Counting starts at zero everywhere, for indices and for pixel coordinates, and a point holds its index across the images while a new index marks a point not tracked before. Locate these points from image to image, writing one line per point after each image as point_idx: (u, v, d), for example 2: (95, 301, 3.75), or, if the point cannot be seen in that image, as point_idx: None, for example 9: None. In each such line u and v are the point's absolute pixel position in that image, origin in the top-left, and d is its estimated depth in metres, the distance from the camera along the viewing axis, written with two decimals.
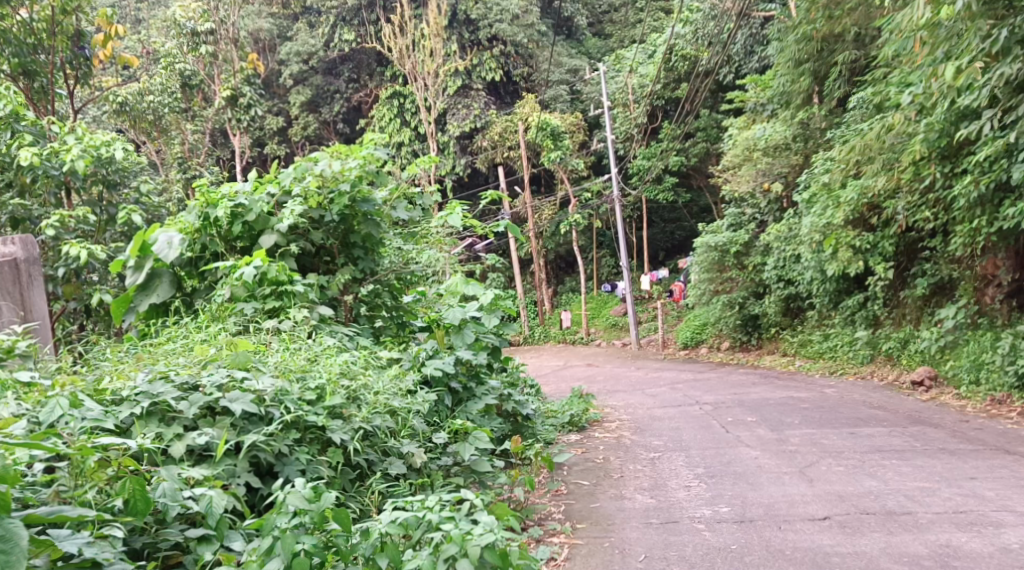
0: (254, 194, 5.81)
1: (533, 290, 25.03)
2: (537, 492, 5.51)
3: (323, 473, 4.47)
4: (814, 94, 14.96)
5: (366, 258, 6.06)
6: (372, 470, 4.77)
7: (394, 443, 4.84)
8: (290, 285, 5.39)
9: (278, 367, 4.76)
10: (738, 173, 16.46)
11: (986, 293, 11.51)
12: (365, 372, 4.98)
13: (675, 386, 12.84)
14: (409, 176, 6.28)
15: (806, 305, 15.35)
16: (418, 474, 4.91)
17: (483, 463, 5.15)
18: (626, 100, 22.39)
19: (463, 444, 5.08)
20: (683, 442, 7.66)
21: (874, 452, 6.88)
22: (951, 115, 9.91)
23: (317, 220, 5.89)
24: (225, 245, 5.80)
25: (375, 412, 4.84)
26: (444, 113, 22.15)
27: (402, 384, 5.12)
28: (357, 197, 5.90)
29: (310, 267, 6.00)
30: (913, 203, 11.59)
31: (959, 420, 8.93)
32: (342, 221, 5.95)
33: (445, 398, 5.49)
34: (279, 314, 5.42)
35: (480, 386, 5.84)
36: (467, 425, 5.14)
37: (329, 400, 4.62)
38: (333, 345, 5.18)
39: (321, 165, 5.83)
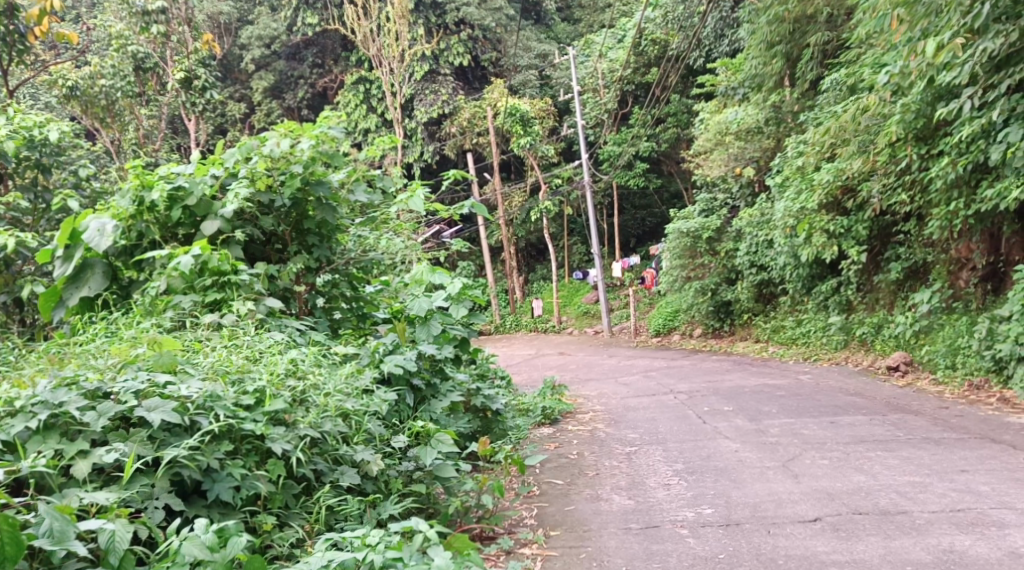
0: (195, 176, 5.43)
1: (503, 279, 24.72)
2: (506, 495, 5.21)
3: (260, 489, 4.15)
4: (787, 76, 14.72)
5: (322, 245, 5.69)
6: (322, 482, 4.44)
7: (347, 452, 4.49)
8: (232, 277, 5.05)
9: (212, 368, 4.41)
10: (710, 157, 16.22)
11: (960, 276, 11.38)
12: (316, 372, 4.65)
13: (648, 374, 12.60)
14: (367, 157, 5.92)
15: (779, 290, 15.14)
16: (373, 486, 4.58)
17: (448, 468, 4.77)
18: (596, 85, 22.07)
19: (425, 449, 4.72)
20: (659, 435, 7.39)
21: (857, 442, 6.63)
22: (928, 95, 9.65)
23: (266, 206, 5.52)
24: (164, 233, 5.40)
25: (326, 416, 4.48)
26: (411, 99, 21.74)
27: (357, 383, 4.74)
28: (310, 180, 5.50)
29: (259, 256, 5.64)
30: (889, 186, 11.28)
31: (939, 406, 8.73)
32: (295, 206, 5.57)
33: (407, 396, 5.14)
34: (221, 307, 5.06)
35: (445, 383, 5.50)
36: (430, 427, 4.80)
37: (270, 406, 4.28)
38: (278, 341, 4.84)
39: (270, 145, 5.43)
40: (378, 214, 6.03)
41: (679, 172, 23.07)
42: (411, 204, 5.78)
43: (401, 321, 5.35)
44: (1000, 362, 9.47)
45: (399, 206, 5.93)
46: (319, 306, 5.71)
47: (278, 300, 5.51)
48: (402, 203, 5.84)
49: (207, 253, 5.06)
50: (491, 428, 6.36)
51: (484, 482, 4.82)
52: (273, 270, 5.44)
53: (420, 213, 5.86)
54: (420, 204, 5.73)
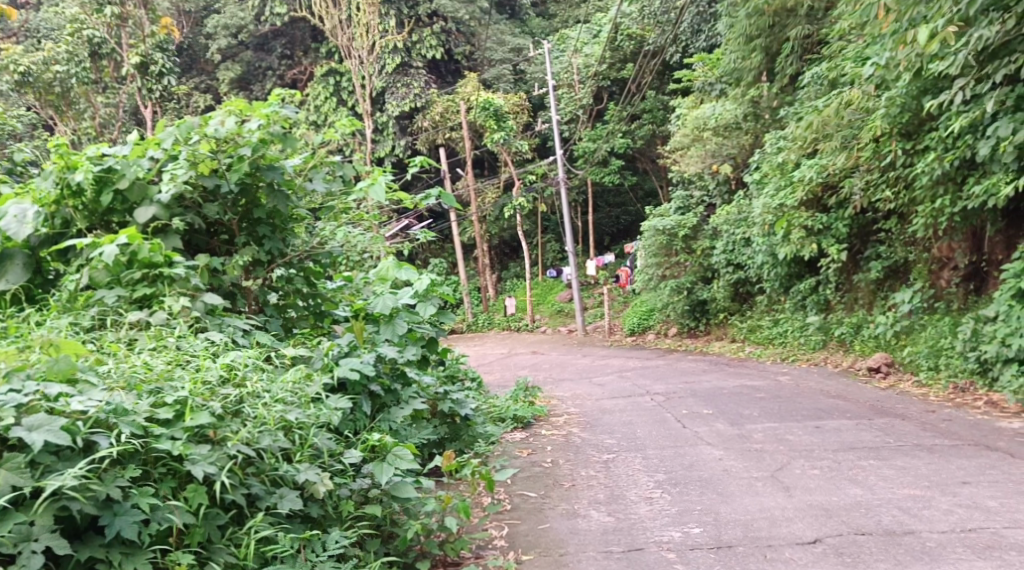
0: (131, 159, 4.97)
1: (475, 276, 24.27)
2: (475, 512, 4.82)
3: (172, 521, 3.75)
4: (765, 70, 14.40)
5: (273, 237, 5.23)
6: (258, 507, 4.03)
7: (290, 471, 4.08)
8: (165, 269, 4.62)
9: (123, 376, 4.04)
10: (687, 154, 15.87)
11: (941, 276, 11.11)
12: (255, 377, 4.33)
13: (622, 375, 12.23)
14: (325, 139, 5.44)
15: (756, 289, 14.84)
16: (320, 509, 4.20)
17: (405, 487, 4.34)
18: (571, 81, 21.68)
19: (380, 465, 4.29)
20: (637, 441, 7.03)
21: (846, 450, 6.28)
22: (914, 87, 9.33)
23: (210, 190, 5.08)
24: (92, 221, 4.98)
25: (265, 431, 4.10)
26: (383, 92, 21.24)
27: (306, 389, 4.40)
28: (261, 164, 5.03)
29: (202, 246, 5.21)
30: (872, 182, 10.91)
31: (925, 409, 8.42)
32: (244, 193, 5.10)
33: (364, 404, 4.74)
34: (150, 303, 4.68)
35: (407, 389, 5.09)
36: (387, 440, 4.39)
37: (189, 421, 3.91)
38: (213, 341, 4.53)
39: (213, 124, 4.96)
40: (336, 203, 5.58)
41: (654, 169, 22.74)
42: (371, 192, 5.35)
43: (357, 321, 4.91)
44: (984, 364, 9.17)
45: (359, 193, 5.49)
46: (270, 303, 5.31)
47: (222, 298, 5.12)
48: (361, 190, 5.43)
49: (136, 243, 4.64)
50: (458, 434, 5.98)
51: (448, 504, 4.40)
52: (215, 263, 5.00)
53: (383, 202, 5.44)
54: (380, 192, 5.30)
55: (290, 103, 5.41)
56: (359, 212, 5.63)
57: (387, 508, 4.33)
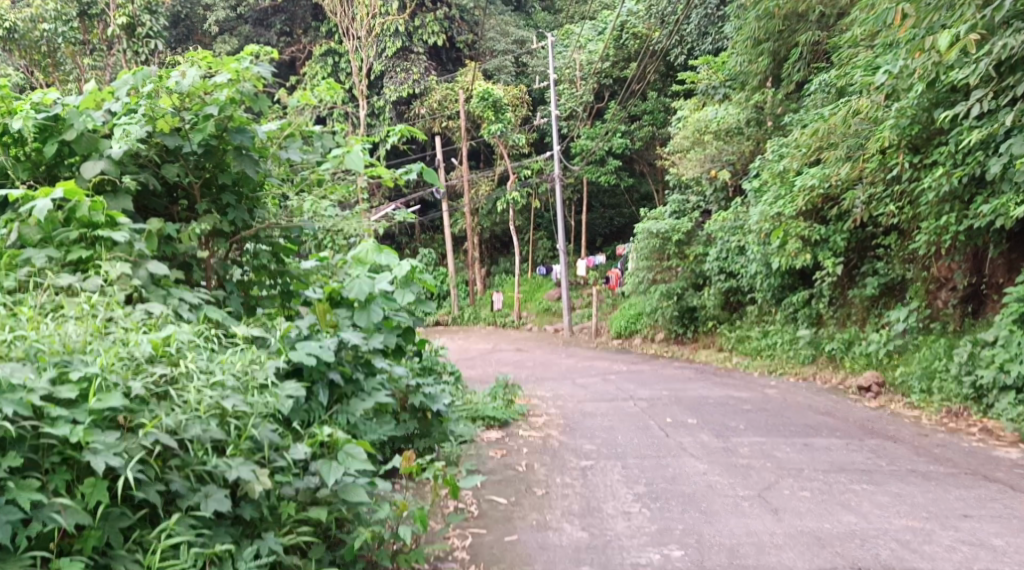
0: (82, 110, 4.58)
1: (464, 269, 23.89)
2: (435, 519, 4.51)
3: (58, 521, 3.39)
4: (772, 75, 14.05)
5: (236, 208, 4.88)
6: (176, 506, 3.70)
7: (220, 466, 3.72)
8: (101, 230, 4.26)
9: (25, 350, 3.68)
10: (686, 156, 15.46)
11: (938, 296, 10.82)
12: (191, 358, 4.00)
13: (606, 378, 11.89)
14: (301, 105, 5.11)
15: (747, 299, 14.53)
16: (254, 509, 3.86)
17: (357, 490, 4.01)
18: (573, 76, 21.30)
19: (330, 465, 3.96)
20: (618, 449, 6.71)
21: (838, 471, 5.97)
22: (926, 98, 8.99)
23: (169, 149, 4.70)
24: (33, 173, 4.64)
25: (195, 419, 3.77)
26: (381, 75, 20.82)
27: (254, 374, 4.07)
28: (228, 126, 4.62)
29: (160, 212, 4.86)
30: (876, 196, 10.56)
31: (917, 433, 8.10)
32: (208, 156, 4.72)
33: (321, 393, 4.40)
34: (86, 267, 4.34)
35: (371, 379, 4.73)
36: (339, 436, 4.05)
37: (97, 403, 3.54)
38: (153, 314, 4.21)
39: (175, 77, 4.56)
40: (311, 174, 5.22)
41: (651, 171, 22.38)
42: (345, 159, 4.99)
43: (321, 303, 4.66)
44: (979, 390, 8.84)
45: (336, 160, 5.12)
46: (230, 278, 4.98)
47: (176, 268, 4.77)
48: (334, 158, 5.12)
49: (75, 199, 4.30)
50: (428, 431, 5.67)
51: (403, 511, 4.11)
52: (169, 229, 4.64)
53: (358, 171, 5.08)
54: (356, 159, 4.96)
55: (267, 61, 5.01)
56: (334, 184, 5.27)
57: (334, 512, 4.02)
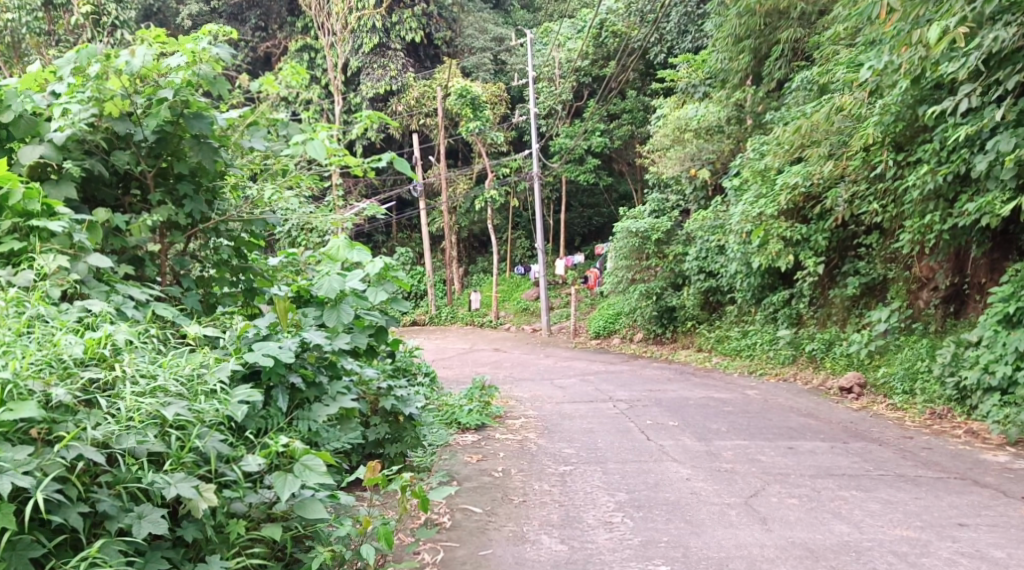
0: (21, 91, 4.29)
1: (441, 268, 23.62)
2: (404, 537, 4.26)
3: None
4: (752, 73, 13.91)
5: (193, 199, 4.60)
6: (104, 529, 3.53)
7: (158, 483, 3.57)
8: (36, 220, 3.98)
9: None
10: (665, 156, 15.21)
11: (920, 296, 10.70)
12: (132, 355, 3.85)
13: (585, 378, 11.68)
14: (264, 90, 4.90)
15: (727, 299, 14.38)
16: (198, 530, 3.66)
17: (316, 506, 3.79)
18: (552, 75, 21.10)
19: (283, 478, 3.72)
20: (599, 453, 6.55)
21: (824, 476, 5.83)
22: (910, 95, 8.83)
23: (120, 135, 4.42)
24: None
25: (129, 430, 3.63)
26: (357, 72, 20.49)
27: (201, 375, 3.92)
28: (186, 111, 4.36)
29: (111, 203, 4.55)
30: (859, 195, 10.36)
31: (901, 435, 7.95)
32: (161, 143, 4.44)
33: (280, 398, 4.18)
34: (20, 261, 4.03)
35: (335, 383, 4.47)
36: (296, 447, 3.81)
37: (12, 413, 3.39)
38: (95, 312, 3.93)
39: (124, 56, 4.25)
40: (273, 163, 5.00)
41: (630, 170, 22.22)
42: (307, 147, 4.70)
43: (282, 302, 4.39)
44: (962, 391, 8.70)
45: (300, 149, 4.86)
46: (187, 274, 4.72)
47: (126, 262, 4.49)
48: (295, 145, 4.80)
49: (8, 187, 4.01)
50: (400, 434, 5.44)
51: (366, 528, 3.93)
52: (117, 220, 4.37)
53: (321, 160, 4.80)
54: (318, 148, 4.67)
55: (226, 41, 4.77)
56: (298, 176, 5.04)
57: (290, 529, 3.85)
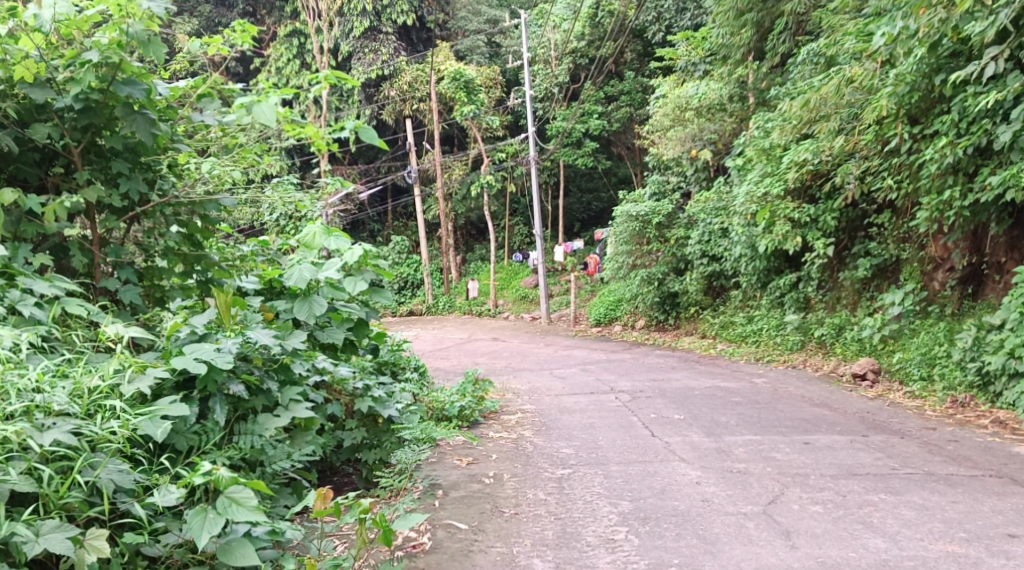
0: None
1: (438, 256, 23.04)
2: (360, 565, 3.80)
3: None
4: (755, 48, 13.25)
5: (129, 178, 4.13)
6: None
7: (20, 537, 3.23)
8: None
9: None
10: (665, 136, 14.49)
11: (935, 277, 10.14)
12: (18, 364, 3.59)
13: (586, 368, 11.14)
14: (204, 47, 4.29)
15: (731, 283, 13.84)
16: None
17: (247, 554, 3.48)
18: (548, 56, 20.43)
19: (198, 523, 3.44)
20: (601, 452, 6.05)
21: (849, 475, 5.33)
22: (926, 63, 8.23)
23: (39, 104, 3.98)
24: None
25: None
26: (348, 57, 19.85)
27: (100, 388, 3.65)
28: (114, 76, 3.88)
29: (33, 183, 4.12)
30: (872, 170, 9.73)
31: (924, 427, 7.41)
32: (87, 115, 3.93)
33: (217, 408, 3.92)
34: None
35: (289, 390, 4.21)
36: (220, 478, 3.50)
37: None
38: None
39: (35, 9, 3.86)
40: (223, 139, 4.49)
41: (629, 153, 21.59)
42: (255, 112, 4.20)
43: (224, 301, 4.11)
44: (985, 376, 8.18)
45: (250, 118, 4.31)
46: (125, 264, 4.25)
47: (46, 252, 4.10)
48: (240, 108, 4.27)
49: None
50: (379, 439, 5.13)
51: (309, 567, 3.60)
52: (28, 202, 3.88)
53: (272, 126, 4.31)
54: (266, 111, 4.17)
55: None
56: (252, 150, 4.53)
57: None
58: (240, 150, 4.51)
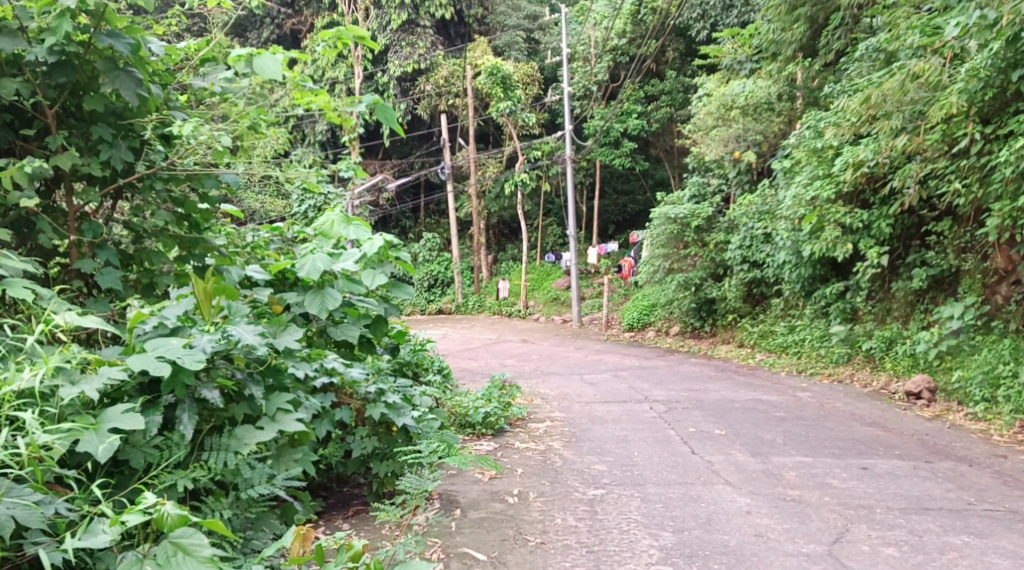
0: None
1: (469, 255, 22.49)
2: None
3: None
4: (806, 45, 12.52)
5: (110, 145, 3.83)
6: None
7: None
8: None
9: None
10: (707, 136, 13.79)
11: (998, 291, 9.46)
12: None
13: (618, 375, 10.53)
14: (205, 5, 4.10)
15: (773, 291, 13.17)
16: None
17: None
18: (587, 54, 19.77)
19: None
20: (638, 471, 5.49)
21: (921, 509, 4.75)
22: (1002, 56, 7.60)
23: (9, 58, 3.68)
24: None
25: None
26: (384, 50, 19.37)
27: (46, 388, 3.37)
28: (99, 25, 3.61)
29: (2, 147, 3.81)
30: (936, 171, 9.07)
31: (992, 454, 6.76)
32: (62, 71, 3.70)
33: (185, 418, 3.64)
34: None
35: (278, 398, 3.91)
36: (166, 516, 3.26)
37: None
38: None
39: None
40: (223, 107, 4.25)
41: (667, 156, 20.91)
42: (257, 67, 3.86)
43: (203, 290, 3.82)
44: None
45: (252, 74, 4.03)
46: (104, 244, 3.94)
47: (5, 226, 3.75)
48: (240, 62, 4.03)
49: None
50: (392, 448, 4.63)
51: None
52: None
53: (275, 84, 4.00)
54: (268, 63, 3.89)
55: None
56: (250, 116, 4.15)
57: None
58: (239, 117, 4.14)
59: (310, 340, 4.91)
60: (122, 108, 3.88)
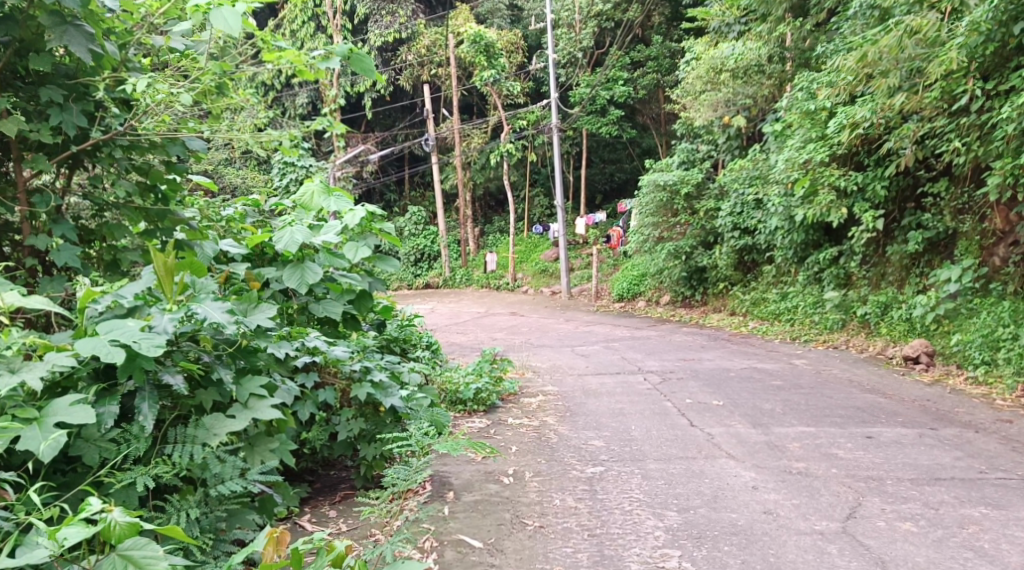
0: None
1: (455, 228, 22.20)
2: None
3: None
4: (796, 5, 12.20)
5: (60, 110, 3.60)
6: None
7: None
8: None
9: None
10: (697, 101, 13.56)
11: (995, 252, 9.24)
12: None
13: (610, 346, 10.30)
14: None
15: (764, 258, 12.94)
16: None
17: None
18: (572, 20, 19.39)
19: None
20: (637, 446, 5.28)
21: (934, 479, 4.56)
22: (1002, 9, 7.36)
23: None
24: None
25: None
26: (365, 20, 18.97)
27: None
28: None
29: None
30: (936, 130, 8.82)
31: (997, 419, 6.57)
32: (5, 26, 3.45)
33: (144, 408, 3.46)
34: None
35: (249, 384, 3.71)
36: (115, 525, 3.07)
37: None
38: None
39: None
40: (185, 63, 4.03)
41: (654, 123, 20.58)
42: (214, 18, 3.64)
43: (163, 266, 3.56)
44: None
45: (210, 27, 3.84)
46: (60, 220, 3.73)
47: None
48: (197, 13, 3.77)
49: None
50: (380, 429, 4.40)
51: None
52: None
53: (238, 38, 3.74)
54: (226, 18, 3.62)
55: None
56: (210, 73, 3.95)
57: None
58: (200, 75, 3.93)
59: (292, 317, 4.72)
60: (73, 70, 3.69)
